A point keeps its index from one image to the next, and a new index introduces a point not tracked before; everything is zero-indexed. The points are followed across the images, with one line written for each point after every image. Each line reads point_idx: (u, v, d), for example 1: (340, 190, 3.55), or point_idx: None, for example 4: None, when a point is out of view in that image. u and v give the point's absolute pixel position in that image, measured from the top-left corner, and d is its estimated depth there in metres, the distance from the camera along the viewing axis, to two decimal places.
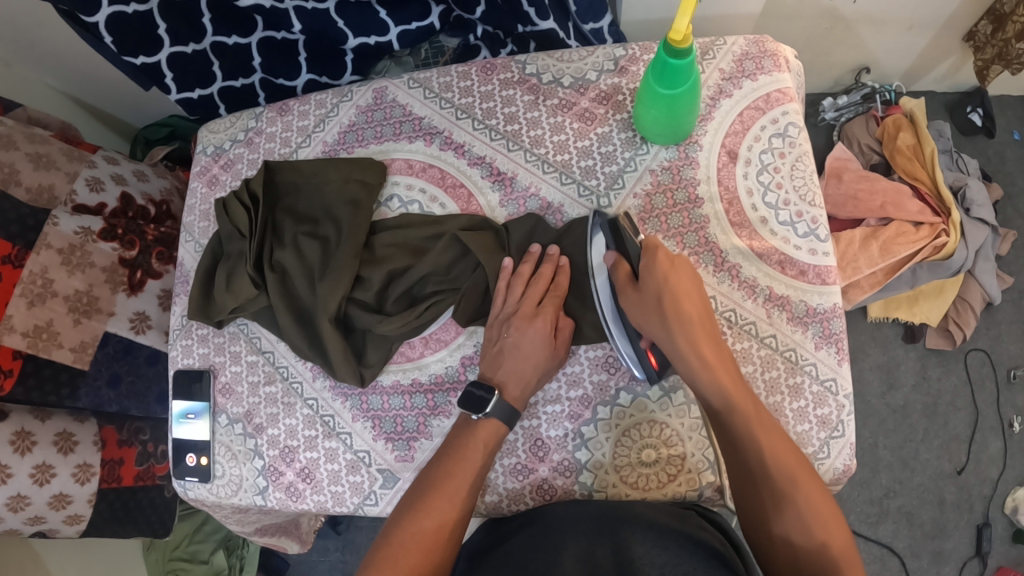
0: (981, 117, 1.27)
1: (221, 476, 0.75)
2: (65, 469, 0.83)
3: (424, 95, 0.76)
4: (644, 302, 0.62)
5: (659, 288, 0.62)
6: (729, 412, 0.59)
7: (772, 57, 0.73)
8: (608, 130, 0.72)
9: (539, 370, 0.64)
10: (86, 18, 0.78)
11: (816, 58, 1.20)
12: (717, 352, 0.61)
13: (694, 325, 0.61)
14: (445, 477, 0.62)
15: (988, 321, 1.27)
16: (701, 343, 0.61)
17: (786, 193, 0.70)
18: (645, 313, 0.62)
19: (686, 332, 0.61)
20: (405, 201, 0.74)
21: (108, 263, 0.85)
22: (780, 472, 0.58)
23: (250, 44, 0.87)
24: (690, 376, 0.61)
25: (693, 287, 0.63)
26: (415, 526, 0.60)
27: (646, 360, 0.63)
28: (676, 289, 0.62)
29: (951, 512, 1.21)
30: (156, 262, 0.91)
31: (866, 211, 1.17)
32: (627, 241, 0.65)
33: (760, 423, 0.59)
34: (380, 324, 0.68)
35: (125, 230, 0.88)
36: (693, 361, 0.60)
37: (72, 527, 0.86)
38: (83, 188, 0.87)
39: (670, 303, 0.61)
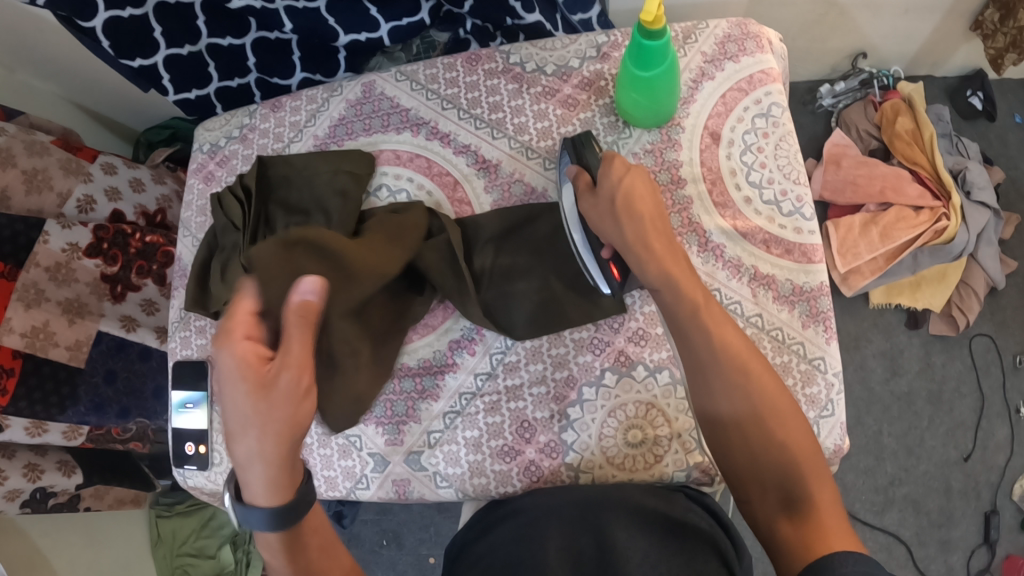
0: (982, 101, 1.26)
1: (220, 463, 0.77)
2: (54, 434, 0.89)
3: (412, 87, 0.77)
4: (599, 205, 0.63)
5: (614, 190, 0.63)
6: (685, 303, 0.60)
7: (755, 39, 0.74)
8: (590, 116, 0.73)
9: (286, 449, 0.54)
10: (83, 24, 0.80)
11: (812, 45, 1.19)
12: (671, 251, 0.62)
13: (647, 224, 0.62)
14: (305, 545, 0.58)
15: (992, 306, 1.25)
16: (655, 241, 0.62)
17: (770, 172, 0.70)
18: (600, 217, 0.63)
19: (639, 229, 0.62)
20: (393, 190, 0.75)
21: (91, 279, 0.89)
22: (733, 360, 0.58)
23: (244, 45, 0.90)
24: (643, 271, 0.61)
25: (647, 190, 0.64)
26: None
27: (607, 270, 0.64)
28: (631, 193, 0.63)
29: (958, 499, 1.20)
30: (136, 276, 0.95)
31: (866, 197, 1.18)
32: (587, 156, 0.67)
33: (711, 311, 0.60)
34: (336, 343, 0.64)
35: (111, 244, 0.92)
36: (646, 261, 0.61)
37: (69, 477, 0.95)
38: (72, 208, 0.91)
39: (623, 202, 0.62)
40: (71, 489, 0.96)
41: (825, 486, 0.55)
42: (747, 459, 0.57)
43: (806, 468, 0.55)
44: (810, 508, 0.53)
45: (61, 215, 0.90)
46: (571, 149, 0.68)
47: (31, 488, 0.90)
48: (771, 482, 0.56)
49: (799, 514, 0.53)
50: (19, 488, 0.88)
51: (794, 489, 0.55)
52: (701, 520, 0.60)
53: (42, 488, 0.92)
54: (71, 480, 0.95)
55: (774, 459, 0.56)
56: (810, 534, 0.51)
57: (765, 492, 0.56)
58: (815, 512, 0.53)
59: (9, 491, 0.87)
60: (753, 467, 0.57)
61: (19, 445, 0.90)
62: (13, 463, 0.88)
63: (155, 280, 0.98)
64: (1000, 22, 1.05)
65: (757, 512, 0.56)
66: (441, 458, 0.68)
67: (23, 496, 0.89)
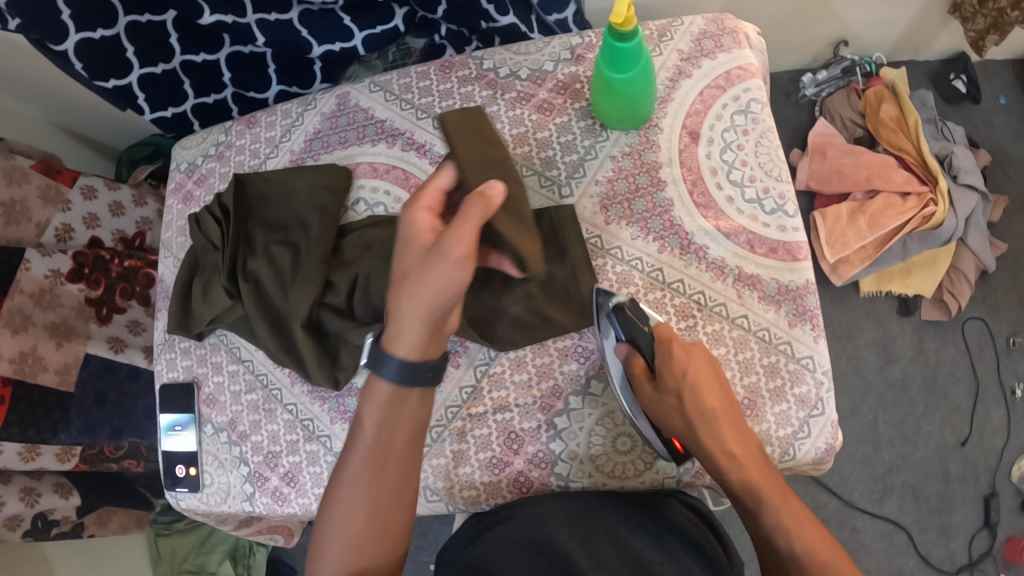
0: (965, 84, 1.26)
1: (210, 484, 0.76)
2: (48, 456, 0.87)
3: (385, 98, 0.76)
4: (662, 396, 0.64)
5: (677, 383, 0.62)
6: (758, 501, 0.60)
7: (732, 34, 0.73)
8: (567, 120, 0.72)
9: (429, 301, 0.54)
10: (55, 47, 0.79)
11: (793, 35, 1.19)
12: (745, 446, 0.61)
13: (718, 418, 0.61)
14: (356, 447, 0.60)
15: (984, 290, 1.25)
16: (725, 438, 0.61)
17: (751, 169, 0.70)
18: (666, 411, 0.64)
19: (708, 424, 0.62)
20: (371, 204, 0.74)
21: (76, 303, 0.89)
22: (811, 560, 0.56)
23: (218, 60, 0.90)
24: (713, 466, 0.62)
25: (715, 378, 0.62)
26: (340, 496, 0.59)
27: (670, 445, 0.65)
28: (694, 386, 0.62)
29: (957, 484, 1.20)
30: (121, 298, 0.95)
31: (852, 185, 1.17)
32: (637, 335, 0.64)
33: (787, 509, 0.59)
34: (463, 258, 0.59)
35: (92, 269, 0.91)
36: (721, 459, 0.61)
37: (68, 500, 0.95)
38: (51, 237, 0.91)
39: (689, 397, 0.62)
40: (72, 515, 0.97)
41: None
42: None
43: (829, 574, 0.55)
44: None
45: (40, 243, 0.89)
46: (616, 322, 0.65)
47: (30, 513, 0.90)
48: None
49: None
50: (18, 515, 0.88)
51: None
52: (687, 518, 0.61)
53: (41, 515, 0.92)
54: (70, 503, 0.95)
55: None
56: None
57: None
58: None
59: (9, 518, 0.87)
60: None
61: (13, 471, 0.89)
62: (10, 488, 0.87)
63: (139, 302, 0.98)
64: (980, 4, 1.05)
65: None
66: (429, 472, 0.66)
67: (24, 524, 0.89)
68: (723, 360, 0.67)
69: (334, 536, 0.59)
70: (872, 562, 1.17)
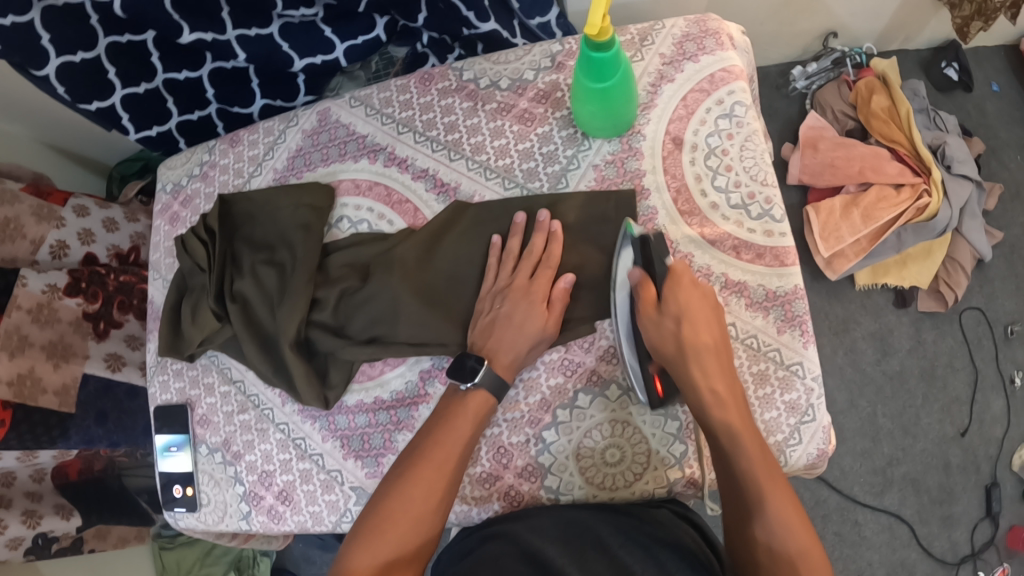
0: (957, 72, 1.24)
1: (207, 504, 0.76)
2: (46, 458, 0.92)
3: (366, 112, 0.75)
4: (663, 326, 0.62)
5: (680, 314, 0.62)
6: (737, 451, 0.59)
7: (714, 36, 0.72)
8: (548, 130, 0.71)
9: (529, 347, 0.65)
10: (35, 72, 0.79)
11: (781, 28, 1.17)
12: (732, 391, 0.61)
13: (710, 355, 0.61)
14: (429, 450, 0.62)
15: (981, 279, 1.24)
16: (710, 373, 0.61)
17: (736, 174, 0.69)
18: (662, 338, 0.62)
19: (700, 363, 0.61)
20: (354, 222, 0.73)
21: (73, 318, 0.89)
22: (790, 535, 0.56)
23: (201, 77, 0.89)
24: (698, 406, 0.61)
25: (713, 318, 0.62)
26: (404, 495, 0.60)
27: (652, 386, 0.63)
28: (692, 315, 0.62)
29: (957, 475, 1.19)
30: (117, 313, 0.96)
31: (845, 178, 1.16)
32: (653, 259, 0.63)
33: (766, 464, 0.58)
34: (493, 315, 0.66)
35: (88, 283, 0.92)
36: (705, 396, 0.60)
37: (68, 521, 0.96)
38: (47, 255, 0.91)
39: (687, 333, 0.61)
40: (72, 530, 0.97)
41: None
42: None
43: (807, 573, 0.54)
44: None
45: (36, 261, 0.90)
46: (636, 244, 0.63)
47: (31, 535, 0.90)
48: None
49: None
50: (21, 535, 0.89)
51: None
52: (685, 537, 0.59)
53: (42, 535, 0.92)
54: (70, 523, 0.96)
55: None
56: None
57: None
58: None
59: (12, 540, 0.88)
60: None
61: (14, 494, 0.91)
62: (11, 510, 0.88)
63: (136, 316, 0.99)
64: None
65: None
66: None
67: (25, 543, 0.89)
68: None
69: (389, 532, 0.60)
70: (874, 555, 1.17)
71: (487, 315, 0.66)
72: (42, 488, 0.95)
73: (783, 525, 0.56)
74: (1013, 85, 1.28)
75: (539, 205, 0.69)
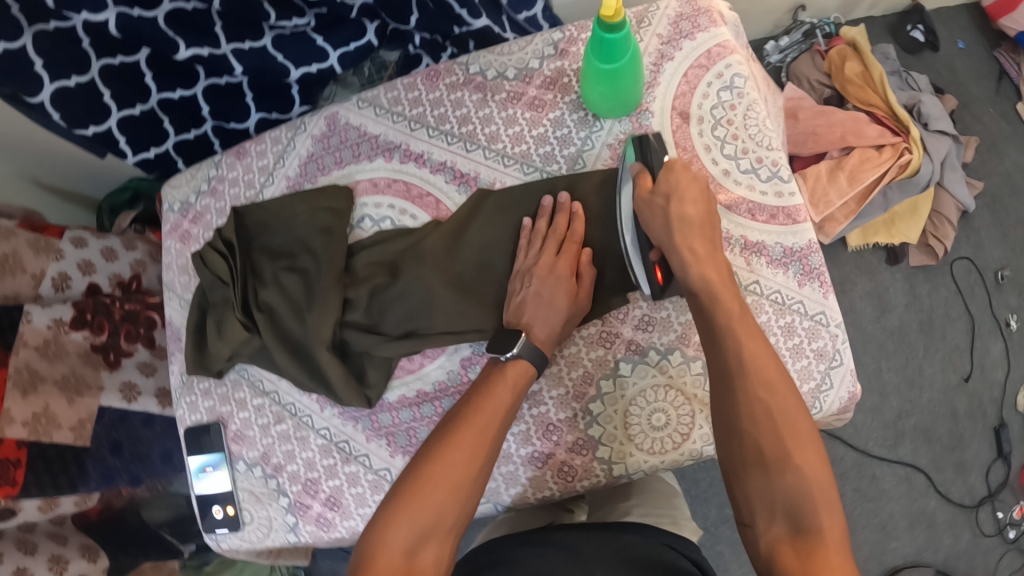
0: (923, 33, 1.30)
1: (250, 521, 0.76)
2: (67, 501, 0.88)
3: (376, 113, 0.76)
4: (654, 203, 0.64)
5: (669, 189, 0.64)
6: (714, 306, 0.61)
7: (706, 13, 0.75)
8: (559, 114, 0.73)
9: (563, 321, 0.66)
10: (29, 100, 0.78)
11: (754, 6, 1.20)
12: (715, 261, 0.63)
13: (694, 225, 0.63)
14: (470, 415, 0.60)
15: (967, 230, 1.29)
16: (695, 246, 0.63)
17: (743, 142, 0.72)
18: (652, 213, 0.64)
19: (685, 232, 0.63)
20: (376, 220, 0.74)
21: (82, 351, 0.87)
22: (784, 412, 0.56)
23: (195, 95, 0.88)
24: (683, 273, 0.63)
25: (700, 197, 0.65)
26: (444, 460, 0.58)
27: (653, 275, 0.65)
28: (682, 194, 0.64)
29: (966, 420, 1.24)
30: (125, 342, 0.93)
31: (827, 145, 1.19)
32: (650, 155, 0.67)
33: (746, 331, 0.60)
34: (524, 294, 0.66)
35: (94, 314, 0.89)
36: (685, 256, 0.62)
37: (96, 563, 0.93)
38: (49, 288, 0.90)
39: (675, 204, 0.63)
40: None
41: (831, 509, 0.53)
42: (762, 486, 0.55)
43: (791, 465, 0.54)
44: (816, 538, 0.51)
45: (38, 296, 0.88)
46: (635, 146, 0.68)
47: None
48: (782, 510, 0.54)
49: (805, 537, 0.52)
50: None
51: (802, 515, 0.53)
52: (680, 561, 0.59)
53: None
54: (99, 565, 0.94)
55: (791, 485, 0.54)
56: (812, 561, 0.50)
57: (774, 513, 0.54)
58: (822, 545, 0.51)
59: None
60: (766, 485, 0.54)
61: (39, 538, 0.89)
62: (36, 558, 0.86)
63: (145, 344, 0.96)
64: None
65: (764, 537, 0.54)
66: None
67: None
68: (766, 327, 0.68)
69: (427, 496, 0.56)
70: (894, 507, 1.21)
71: (518, 295, 0.66)
72: (66, 531, 0.93)
73: (810, 494, 0.53)
74: (978, 42, 1.34)
75: (561, 186, 0.70)
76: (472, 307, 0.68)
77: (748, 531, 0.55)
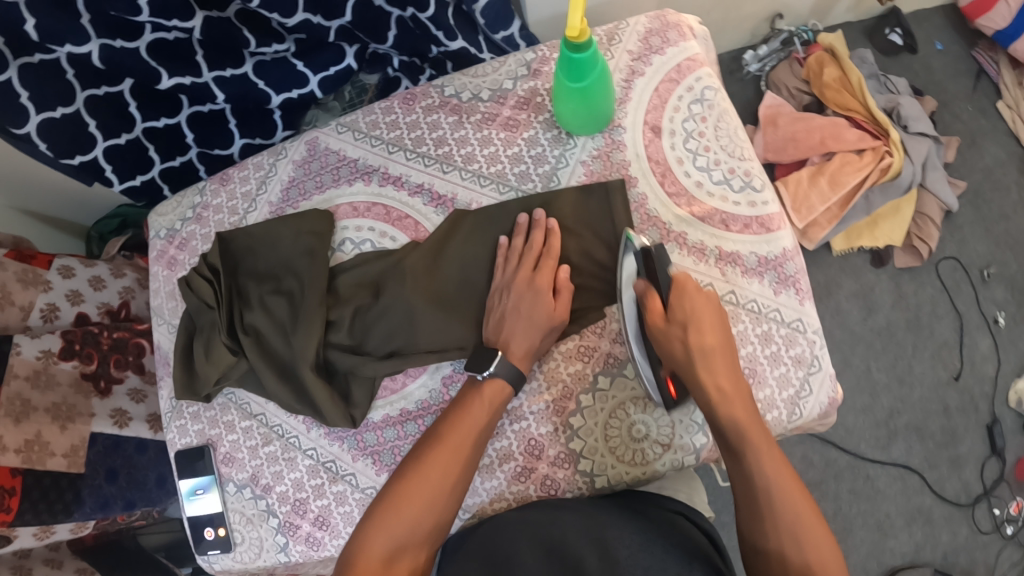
0: (901, 37, 1.31)
1: (242, 542, 0.76)
2: (63, 527, 0.87)
3: (354, 137, 0.78)
4: (671, 332, 0.64)
5: (686, 317, 0.63)
6: (743, 442, 0.61)
7: (675, 28, 0.77)
8: (533, 133, 0.74)
9: (542, 336, 0.66)
10: (16, 131, 0.79)
11: (730, 16, 1.22)
12: (735, 385, 0.63)
13: (715, 354, 0.63)
14: (447, 432, 0.63)
15: (951, 228, 1.29)
16: (720, 381, 0.62)
17: (715, 153, 0.73)
18: (670, 342, 0.64)
19: (705, 364, 0.63)
20: (357, 242, 0.75)
21: (73, 380, 0.89)
22: (806, 536, 0.58)
23: (180, 122, 0.91)
24: (707, 408, 0.63)
25: (715, 313, 0.64)
26: (420, 475, 0.62)
27: (664, 388, 0.65)
28: (699, 321, 0.63)
29: (958, 417, 1.24)
30: (115, 369, 0.95)
31: (807, 150, 1.21)
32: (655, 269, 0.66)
33: (770, 460, 0.60)
34: (502, 309, 0.68)
35: (82, 344, 0.92)
36: (710, 394, 0.62)
37: None
38: (38, 320, 0.91)
39: (694, 334, 0.63)
40: None
41: None
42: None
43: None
44: None
45: (27, 327, 0.90)
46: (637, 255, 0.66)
47: None
48: None
49: None
50: None
51: None
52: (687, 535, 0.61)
53: None
54: None
55: None
56: None
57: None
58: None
59: None
60: None
61: (34, 562, 0.89)
62: None
63: (134, 370, 0.98)
64: None
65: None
66: None
67: None
68: (744, 336, 0.69)
69: (402, 509, 0.61)
70: (890, 507, 1.21)
71: (497, 311, 0.68)
72: (62, 554, 0.93)
73: None
74: (955, 42, 1.35)
75: (535, 204, 0.71)
76: (453, 325, 0.69)
77: None
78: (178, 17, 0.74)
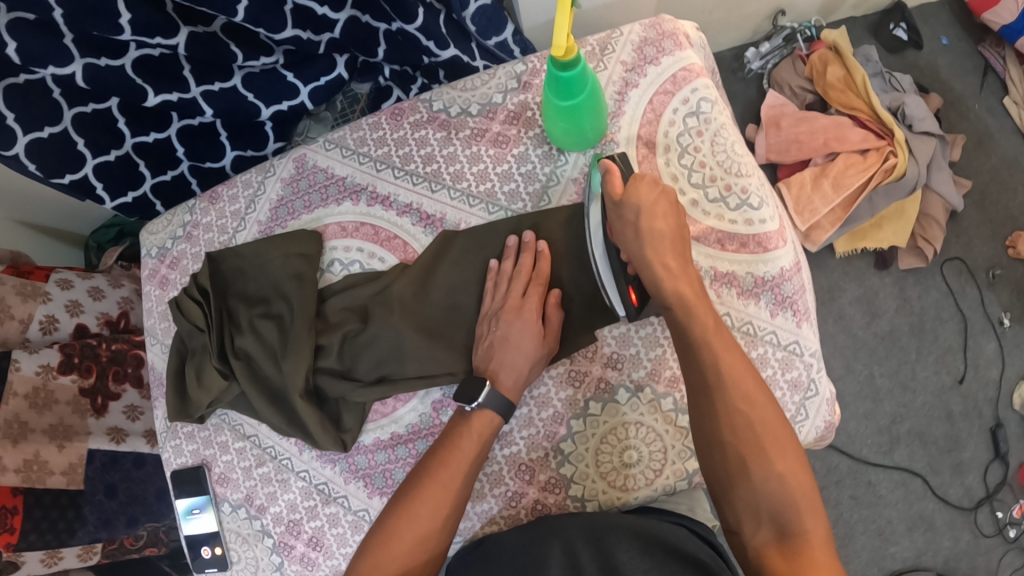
0: (906, 32, 1.28)
1: (238, 561, 0.77)
2: (71, 552, 0.87)
3: (342, 154, 0.76)
4: (623, 217, 0.62)
5: (638, 205, 0.62)
6: (692, 322, 0.60)
7: (672, 37, 0.74)
8: (523, 149, 0.73)
9: (530, 362, 0.65)
10: (4, 153, 0.77)
11: (732, 15, 1.19)
12: (682, 264, 0.62)
13: (665, 238, 0.62)
14: (436, 469, 0.62)
15: (956, 229, 1.27)
16: (671, 257, 0.62)
17: (711, 169, 0.71)
18: (624, 228, 0.62)
19: (655, 245, 0.62)
20: (345, 263, 0.74)
21: (71, 396, 0.87)
22: (758, 419, 0.57)
23: (170, 136, 0.89)
24: (654, 284, 0.61)
25: (669, 207, 0.63)
26: (409, 513, 0.61)
27: (628, 298, 0.64)
28: (651, 208, 0.62)
29: (961, 422, 1.22)
30: (113, 384, 0.93)
31: (811, 151, 1.18)
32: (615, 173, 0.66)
33: (718, 338, 0.59)
34: (491, 337, 0.67)
35: (82, 357, 0.89)
36: (659, 272, 0.61)
37: None
38: (37, 332, 0.89)
39: (646, 219, 0.62)
40: None
41: (817, 520, 0.55)
42: (743, 486, 0.56)
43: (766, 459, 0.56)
44: (802, 542, 0.53)
45: (26, 341, 0.88)
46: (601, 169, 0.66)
47: None
48: (765, 515, 0.55)
49: (790, 546, 0.53)
50: None
51: (787, 523, 0.54)
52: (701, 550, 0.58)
53: None
54: None
55: (775, 492, 0.55)
56: (801, 569, 0.52)
57: (760, 518, 0.55)
58: (808, 551, 0.53)
59: None
60: (751, 492, 0.55)
61: None
62: None
63: (133, 384, 0.95)
64: None
65: (751, 543, 0.56)
66: None
67: None
68: None
69: (393, 548, 0.61)
70: (892, 513, 1.20)
71: (486, 338, 0.67)
72: None
73: (788, 501, 0.55)
74: (961, 37, 1.32)
75: (525, 225, 0.70)
76: (442, 349, 0.69)
77: (735, 538, 0.57)
78: (161, 34, 0.71)
